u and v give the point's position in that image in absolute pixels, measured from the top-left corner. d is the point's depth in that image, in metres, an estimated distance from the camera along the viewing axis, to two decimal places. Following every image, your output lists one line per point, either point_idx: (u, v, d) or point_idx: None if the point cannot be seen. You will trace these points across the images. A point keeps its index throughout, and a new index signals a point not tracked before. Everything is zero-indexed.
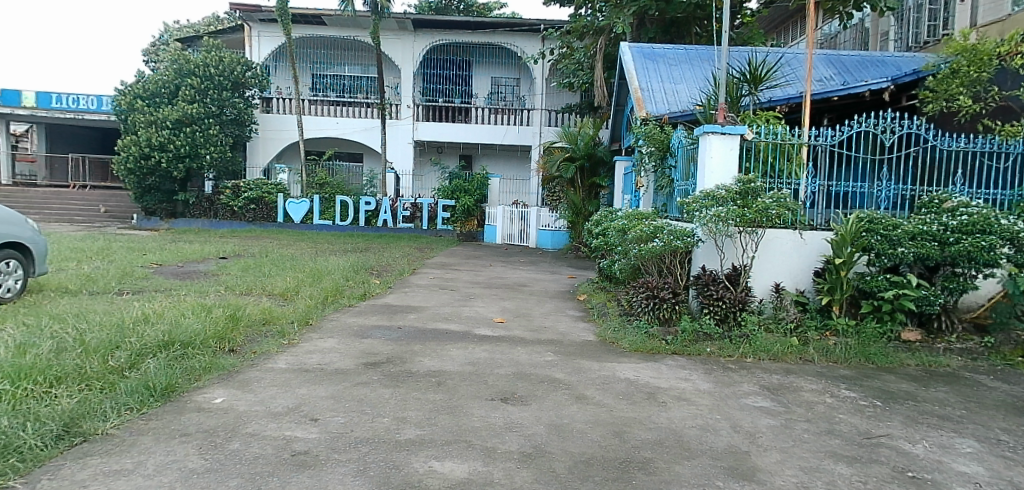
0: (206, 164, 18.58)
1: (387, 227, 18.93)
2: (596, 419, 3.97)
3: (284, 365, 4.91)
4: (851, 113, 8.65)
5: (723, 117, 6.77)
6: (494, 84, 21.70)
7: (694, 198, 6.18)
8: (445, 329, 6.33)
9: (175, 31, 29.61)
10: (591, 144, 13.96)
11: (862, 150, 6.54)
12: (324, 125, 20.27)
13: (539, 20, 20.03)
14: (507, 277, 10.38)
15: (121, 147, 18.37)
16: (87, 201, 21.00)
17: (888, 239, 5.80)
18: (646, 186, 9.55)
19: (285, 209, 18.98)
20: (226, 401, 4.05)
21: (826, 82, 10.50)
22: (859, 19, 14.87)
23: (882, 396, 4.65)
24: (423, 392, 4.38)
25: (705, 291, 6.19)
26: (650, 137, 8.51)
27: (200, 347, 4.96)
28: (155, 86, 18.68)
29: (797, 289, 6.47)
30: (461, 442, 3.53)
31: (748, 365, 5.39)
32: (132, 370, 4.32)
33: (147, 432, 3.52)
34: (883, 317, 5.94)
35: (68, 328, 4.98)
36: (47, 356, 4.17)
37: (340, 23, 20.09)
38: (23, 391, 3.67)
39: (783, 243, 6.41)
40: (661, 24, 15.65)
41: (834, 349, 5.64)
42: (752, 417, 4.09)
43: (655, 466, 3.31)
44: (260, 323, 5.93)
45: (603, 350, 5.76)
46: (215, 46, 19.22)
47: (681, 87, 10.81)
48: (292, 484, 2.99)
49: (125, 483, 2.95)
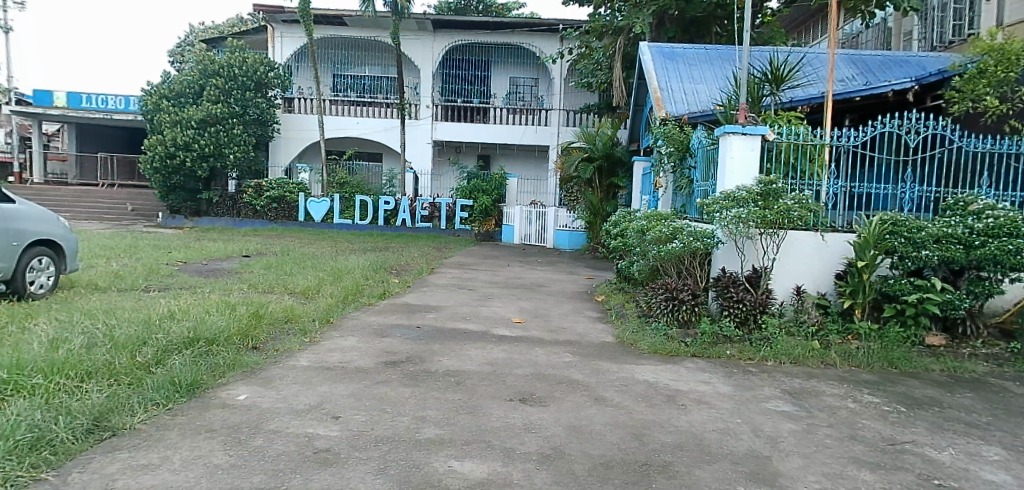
0: (230, 163, 18.81)
1: (405, 226, 19.05)
2: (615, 421, 3.97)
3: (307, 363, 4.96)
4: (874, 114, 8.60)
5: (744, 117, 6.72)
6: (512, 84, 21.65)
7: (714, 199, 6.15)
8: (463, 329, 6.35)
9: (200, 32, 30.11)
10: (609, 144, 13.90)
11: (886, 151, 6.46)
12: (345, 125, 20.43)
13: (558, 20, 20.02)
14: (525, 277, 10.42)
15: (148, 146, 18.66)
16: (115, 200, 21.34)
17: (912, 242, 5.72)
18: (666, 187, 9.52)
19: (306, 209, 19.23)
20: (250, 398, 4.11)
21: (848, 81, 10.41)
22: (882, 19, 14.71)
23: (907, 402, 4.59)
24: (442, 391, 4.41)
25: (725, 293, 6.15)
26: (670, 137, 8.53)
27: (225, 344, 5.04)
28: (181, 86, 19.00)
29: (818, 292, 6.38)
30: (480, 442, 3.55)
31: (769, 368, 5.34)
32: (159, 366, 4.39)
33: (172, 427, 3.58)
34: (907, 321, 5.87)
35: (98, 324, 5.10)
36: (79, 351, 4.25)
37: (360, 23, 20.29)
38: (55, 385, 3.77)
39: (805, 245, 6.34)
40: (680, 23, 15.52)
41: (856, 353, 5.57)
42: (773, 422, 4.07)
43: (675, 469, 3.30)
44: (283, 321, 5.99)
45: (621, 351, 5.75)
46: (239, 46, 19.44)
47: (700, 87, 10.75)
48: (313, 481, 3.02)
49: (152, 478, 3.00)
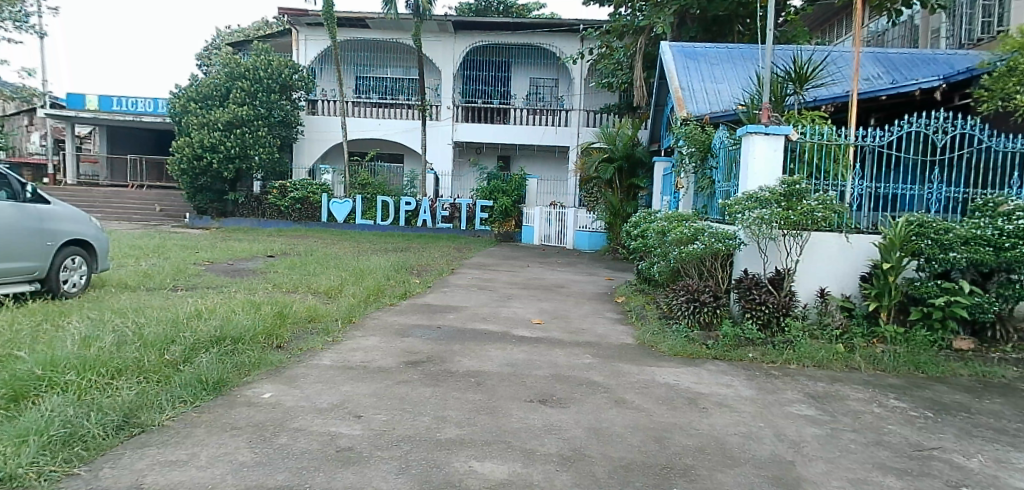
0: (255, 165, 19.08)
1: (426, 227, 19.20)
2: (636, 423, 3.96)
3: (330, 362, 5.02)
4: (900, 113, 8.47)
5: (766, 117, 6.66)
6: (533, 85, 21.67)
7: (736, 200, 6.09)
8: (483, 330, 6.38)
9: (227, 36, 30.60)
10: (630, 145, 13.85)
11: (912, 151, 6.36)
12: (367, 126, 20.58)
13: (579, 20, 19.99)
14: (544, 278, 10.43)
15: (175, 148, 18.96)
16: (144, 201, 21.76)
17: (939, 244, 5.62)
18: (687, 188, 9.47)
19: (328, 209, 19.41)
20: (274, 396, 4.17)
21: (873, 80, 10.26)
22: (909, 16, 14.45)
23: (934, 407, 4.52)
24: (462, 391, 4.43)
25: (747, 296, 6.10)
26: (691, 137, 8.47)
27: (250, 342, 5.13)
28: (208, 89, 19.30)
29: (843, 294, 6.28)
30: (501, 443, 3.57)
31: (792, 372, 5.29)
32: (186, 364, 4.48)
33: (199, 425, 3.64)
34: (933, 325, 5.78)
35: (128, 322, 5.20)
36: (110, 348, 4.35)
37: (383, 25, 20.47)
38: (88, 382, 3.86)
39: (828, 247, 6.25)
40: (702, 22, 15.43)
41: (882, 358, 5.50)
42: (796, 426, 4.03)
43: (697, 473, 3.29)
44: (306, 321, 6.07)
45: (642, 354, 5.73)
46: (264, 49, 19.66)
47: (722, 87, 10.65)
48: (337, 480, 3.06)
49: (179, 475, 3.06)
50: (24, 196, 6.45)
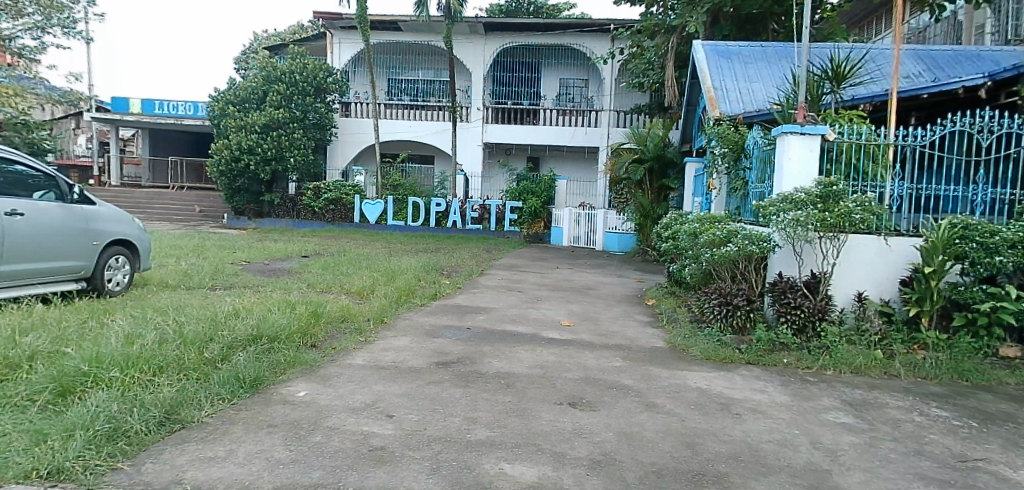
0: (291, 167, 19.39)
1: (456, 228, 19.34)
2: (668, 429, 3.92)
3: (363, 361, 5.09)
4: (942, 112, 8.27)
5: (802, 117, 6.53)
6: (563, 85, 21.60)
7: (770, 202, 5.98)
8: (513, 331, 6.39)
9: (263, 40, 31.25)
10: (661, 145, 13.73)
11: (955, 151, 6.18)
12: (398, 128, 20.78)
13: (610, 20, 19.86)
14: (574, 280, 10.37)
15: (214, 150, 19.36)
16: (183, 202, 22.30)
17: (984, 248, 5.46)
18: (719, 189, 9.34)
19: (361, 210, 19.59)
20: (309, 395, 4.24)
21: (914, 78, 9.98)
22: (952, 12, 14.03)
23: (978, 417, 4.38)
24: (492, 393, 4.45)
25: (782, 299, 5.97)
26: (723, 138, 8.35)
27: (286, 341, 5.22)
28: (246, 93, 19.61)
29: (881, 299, 6.13)
30: (531, 445, 3.57)
31: (828, 378, 5.18)
32: (224, 362, 4.58)
33: (237, 422, 3.72)
34: (979, 332, 5.59)
35: (169, 320, 5.33)
36: (151, 346, 4.46)
37: (415, 28, 20.63)
38: (131, 379, 3.97)
39: (867, 250, 6.09)
40: (736, 20, 15.19)
41: (923, 364, 5.35)
42: (833, 434, 3.94)
43: (730, 481, 3.24)
44: (339, 320, 6.15)
45: (673, 357, 5.67)
46: (299, 53, 19.97)
47: (756, 86, 10.49)
48: (369, 479, 3.10)
49: (218, 470, 3.13)
50: (71, 197, 6.65)
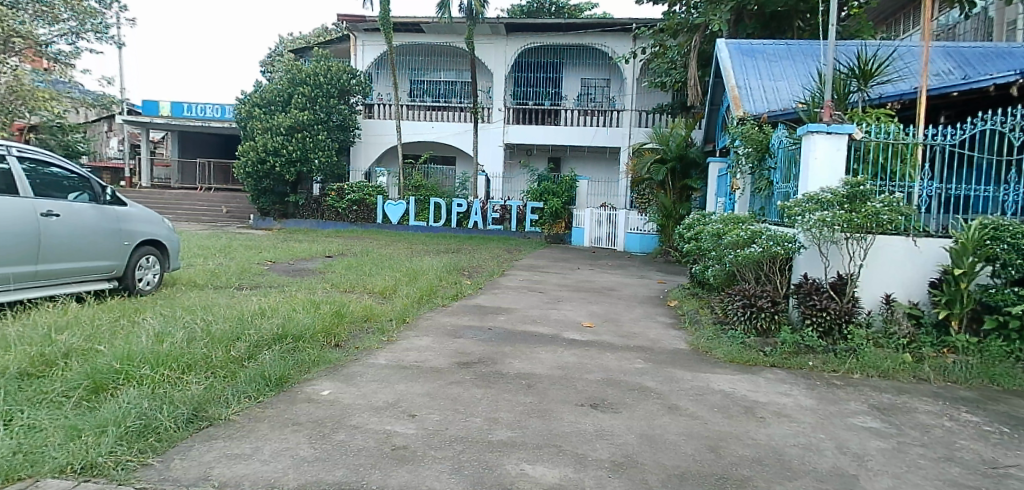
0: (315, 168, 19.59)
1: (477, 228, 19.44)
2: (690, 431, 3.90)
3: (385, 361, 5.13)
4: (972, 110, 8.11)
5: (828, 116, 6.44)
6: (584, 85, 21.54)
7: (796, 202, 5.90)
8: (534, 332, 6.39)
9: (288, 43, 31.66)
10: (683, 145, 13.64)
11: (986, 150, 6.05)
12: (421, 129, 20.91)
13: (632, 19, 19.77)
14: (595, 280, 10.34)
15: (241, 152, 19.63)
16: (210, 203, 22.68)
17: (1016, 249, 5.33)
18: (743, 189, 9.24)
19: (383, 211, 19.84)
20: (332, 394, 4.29)
21: (943, 76, 9.80)
22: (982, 8, 13.74)
23: (1011, 422, 4.28)
24: (513, 393, 4.46)
25: (808, 301, 5.89)
26: (747, 137, 8.26)
27: (310, 340, 5.29)
28: (271, 95, 19.82)
29: (910, 301, 6.01)
30: (552, 446, 3.57)
31: (855, 381, 5.11)
32: (250, 361, 4.66)
33: (262, 420, 3.78)
34: (1010, 336, 5.47)
35: (198, 319, 5.43)
36: (180, 344, 4.55)
37: (437, 30, 20.74)
38: (161, 376, 4.06)
39: (895, 251, 5.99)
40: (760, 19, 15.02)
41: (952, 368, 5.24)
42: (859, 439, 3.88)
43: (753, 485, 3.22)
44: (362, 320, 6.21)
45: (696, 360, 5.62)
46: (324, 55, 20.20)
47: (781, 84, 10.37)
48: (392, 477, 3.13)
49: (244, 467, 3.18)
50: (103, 197, 6.84)
